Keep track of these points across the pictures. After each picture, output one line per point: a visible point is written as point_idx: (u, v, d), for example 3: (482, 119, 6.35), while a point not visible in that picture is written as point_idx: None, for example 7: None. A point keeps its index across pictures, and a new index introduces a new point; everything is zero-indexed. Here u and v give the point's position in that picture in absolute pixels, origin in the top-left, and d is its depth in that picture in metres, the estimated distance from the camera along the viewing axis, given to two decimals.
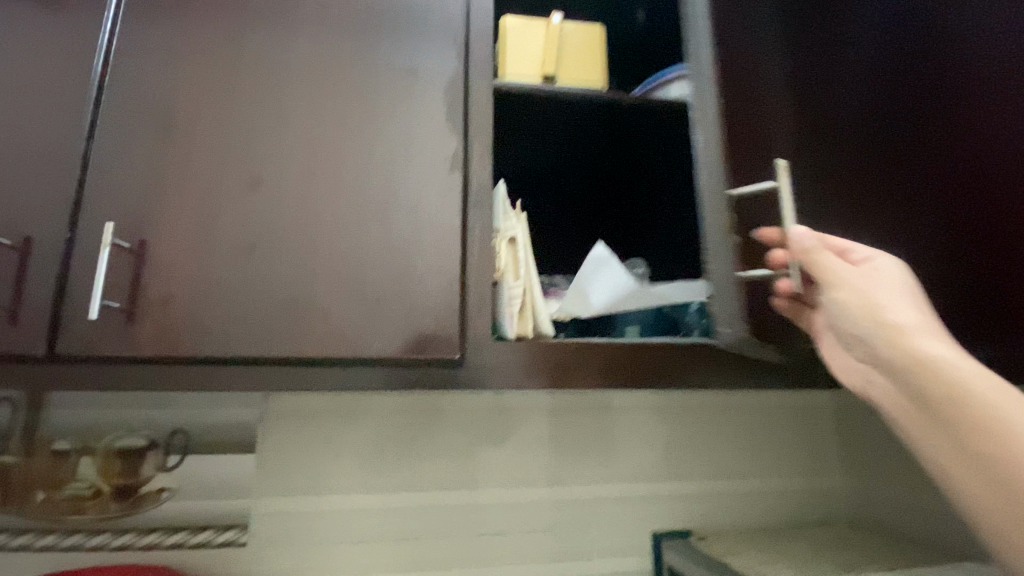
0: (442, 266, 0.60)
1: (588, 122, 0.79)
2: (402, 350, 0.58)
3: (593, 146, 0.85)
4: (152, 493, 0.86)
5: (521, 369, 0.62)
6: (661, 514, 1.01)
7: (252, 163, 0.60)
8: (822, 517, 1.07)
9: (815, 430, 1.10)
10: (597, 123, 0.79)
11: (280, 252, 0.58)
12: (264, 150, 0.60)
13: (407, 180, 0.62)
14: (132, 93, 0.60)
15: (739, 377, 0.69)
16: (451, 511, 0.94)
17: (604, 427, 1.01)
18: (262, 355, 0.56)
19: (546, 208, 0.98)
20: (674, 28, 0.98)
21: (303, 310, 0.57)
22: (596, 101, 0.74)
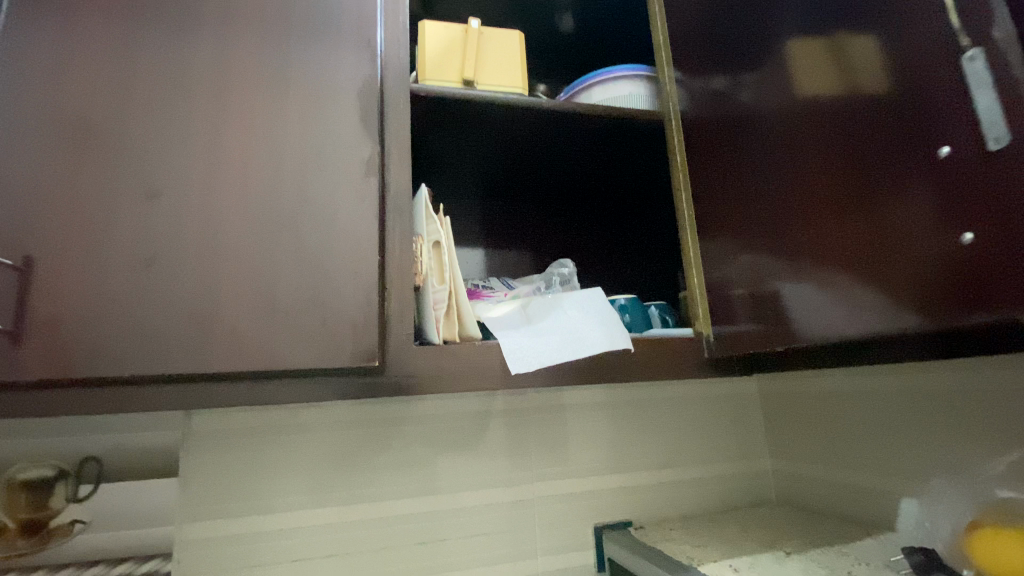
0: (359, 273, 0.60)
1: (509, 130, 0.80)
2: (320, 360, 0.57)
3: (527, 153, 0.87)
4: (63, 525, 0.80)
5: (445, 372, 0.63)
6: (603, 507, 1.03)
7: (152, 170, 0.57)
8: (753, 498, 1.13)
9: (742, 415, 1.16)
10: (527, 131, 0.81)
11: (184, 266, 0.55)
12: (165, 157, 0.58)
13: (321, 186, 0.61)
14: (11, 99, 0.56)
15: (657, 370, 0.72)
16: (393, 521, 0.92)
17: (543, 425, 1.03)
18: (168, 372, 0.53)
19: (483, 211, 0.99)
20: (593, 35, 1.02)
21: (211, 325, 0.55)
22: (515, 107, 0.75)
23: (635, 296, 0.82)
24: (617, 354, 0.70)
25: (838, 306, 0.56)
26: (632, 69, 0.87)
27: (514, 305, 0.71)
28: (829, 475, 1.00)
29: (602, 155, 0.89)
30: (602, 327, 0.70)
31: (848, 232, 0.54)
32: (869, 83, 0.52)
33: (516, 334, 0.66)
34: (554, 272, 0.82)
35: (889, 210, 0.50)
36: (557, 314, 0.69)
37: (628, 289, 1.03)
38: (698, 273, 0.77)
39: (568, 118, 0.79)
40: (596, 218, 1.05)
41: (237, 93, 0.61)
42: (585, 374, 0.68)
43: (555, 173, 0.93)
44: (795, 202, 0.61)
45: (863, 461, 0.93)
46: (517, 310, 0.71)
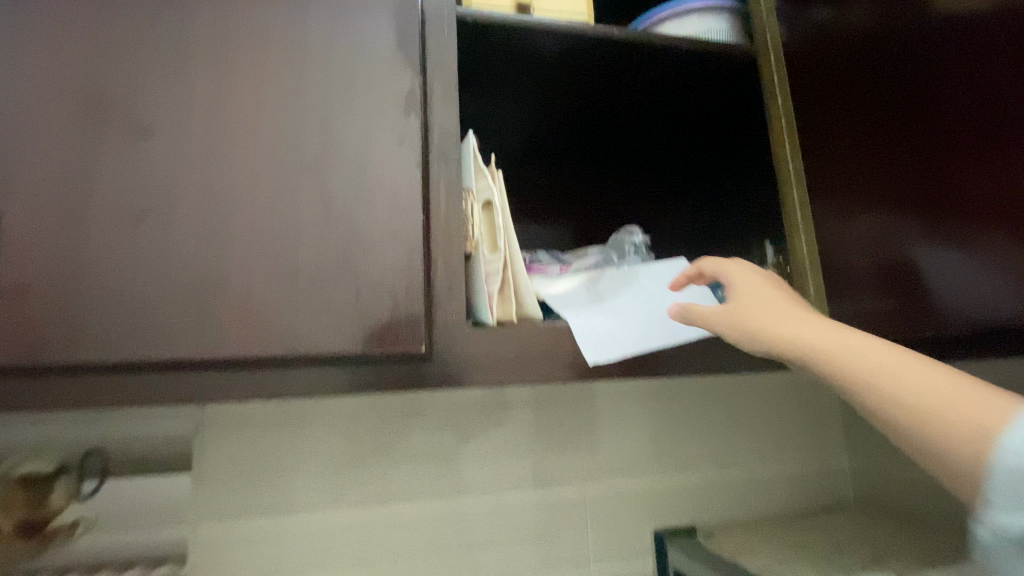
0: (398, 235, 0.48)
1: (577, 70, 0.68)
2: (352, 344, 0.45)
3: (594, 101, 0.74)
4: (64, 526, 0.71)
5: (504, 359, 0.51)
6: (662, 509, 0.92)
7: (142, 106, 0.46)
8: (829, 501, 1.00)
9: (816, 408, 1.04)
10: (596, 69, 0.68)
11: (186, 226, 0.44)
12: (157, 90, 0.46)
13: (350, 127, 0.49)
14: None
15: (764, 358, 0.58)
16: (431, 524, 0.82)
17: (596, 417, 0.92)
18: (168, 358, 0.43)
19: (529, 172, 0.85)
20: None
21: (218, 298, 0.44)
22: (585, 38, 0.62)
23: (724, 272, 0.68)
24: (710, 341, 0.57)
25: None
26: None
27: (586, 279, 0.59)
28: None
29: (676, 101, 0.75)
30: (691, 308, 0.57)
31: None
32: None
33: (590, 314, 0.55)
34: (625, 242, 0.69)
35: None
36: (638, 291, 0.57)
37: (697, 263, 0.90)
38: (805, 240, 0.63)
39: (650, 52, 0.65)
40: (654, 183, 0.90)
41: (245, 12, 0.49)
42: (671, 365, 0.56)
43: (620, 127, 0.80)
44: (965, 153, 0.51)
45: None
46: (585, 286, 0.59)
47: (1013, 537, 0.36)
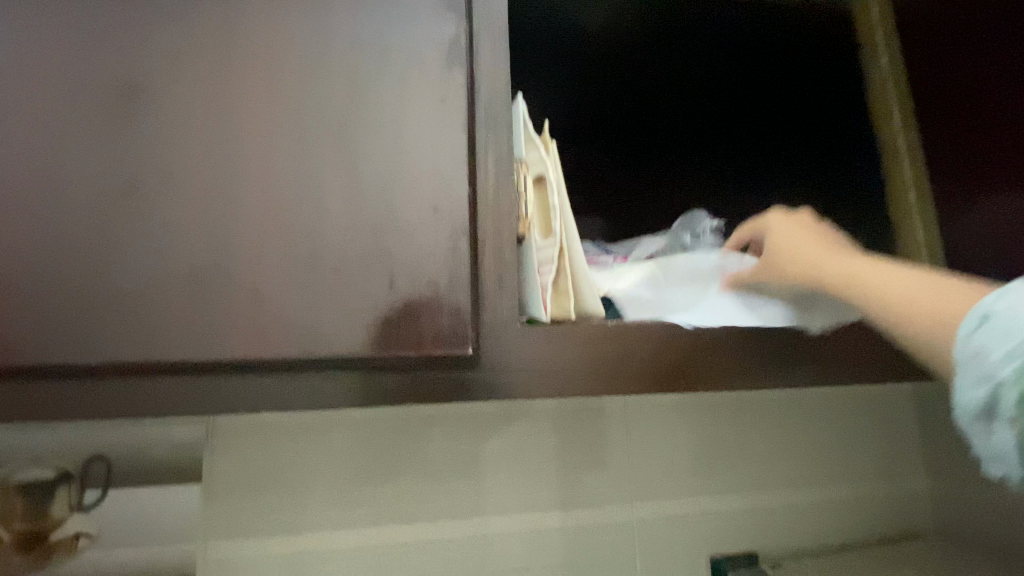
0: (439, 213, 0.39)
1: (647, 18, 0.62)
2: (383, 346, 0.37)
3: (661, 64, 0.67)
4: (65, 539, 0.64)
5: (563, 366, 0.42)
6: (718, 533, 0.82)
7: (133, 55, 0.38)
8: (906, 527, 0.89)
9: (891, 421, 0.92)
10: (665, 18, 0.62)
11: (183, 199, 0.36)
12: (150, 36, 0.38)
13: (380, 80, 0.40)
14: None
15: (875, 366, 0.49)
16: (463, 544, 0.75)
17: (645, 430, 0.82)
18: (161, 361, 0.35)
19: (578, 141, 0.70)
20: None
21: (222, 287, 0.36)
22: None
23: None
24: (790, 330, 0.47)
25: None
26: None
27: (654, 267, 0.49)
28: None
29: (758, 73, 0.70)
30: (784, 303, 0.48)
31: None
32: None
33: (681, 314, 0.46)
34: (690, 228, 0.60)
35: None
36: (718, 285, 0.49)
37: None
38: (921, 227, 0.59)
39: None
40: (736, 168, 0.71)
41: None
42: (745, 363, 0.46)
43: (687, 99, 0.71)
44: None
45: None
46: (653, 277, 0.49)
47: (972, 413, 0.33)
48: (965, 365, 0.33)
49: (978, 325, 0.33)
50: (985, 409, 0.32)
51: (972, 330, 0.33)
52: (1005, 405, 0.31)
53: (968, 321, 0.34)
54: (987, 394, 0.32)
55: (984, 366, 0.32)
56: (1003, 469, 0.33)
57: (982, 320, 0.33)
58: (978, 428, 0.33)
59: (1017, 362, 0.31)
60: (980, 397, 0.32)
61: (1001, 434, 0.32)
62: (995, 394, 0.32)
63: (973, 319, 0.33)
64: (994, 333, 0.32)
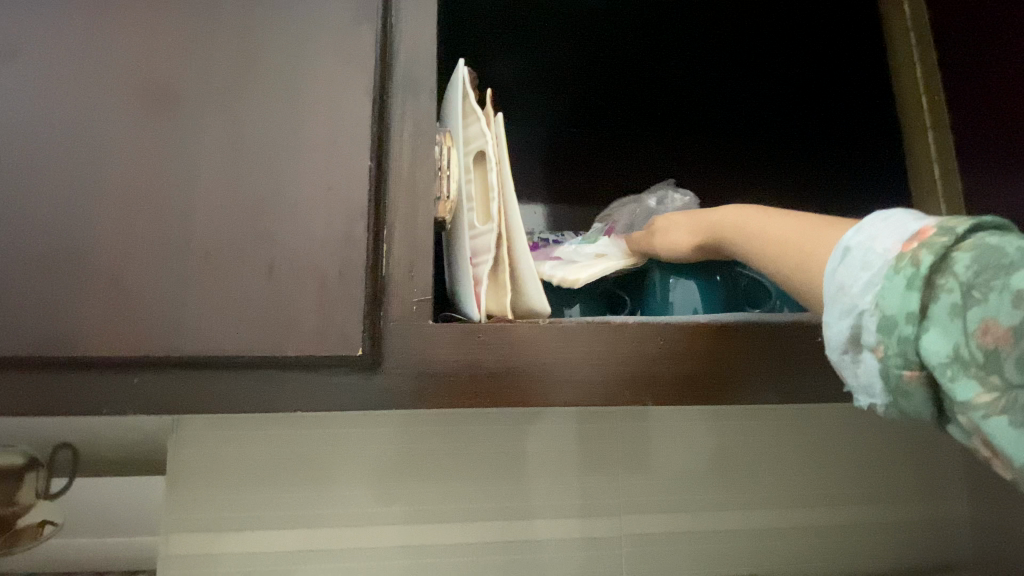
0: (333, 193, 0.34)
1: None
2: (262, 344, 0.32)
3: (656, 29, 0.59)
4: (31, 527, 0.65)
5: (484, 368, 0.36)
6: (720, 554, 0.74)
7: None
8: (942, 556, 0.78)
9: (928, 436, 0.81)
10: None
11: (40, 174, 0.32)
12: None
13: (274, 42, 0.35)
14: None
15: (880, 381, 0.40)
16: (430, 555, 0.69)
17: (640, 436, 0.74)
18: (11, 356, 0.31)
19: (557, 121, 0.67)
20: None
21: (80, 276, 0.32)
22: None
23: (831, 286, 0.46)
24: (782, 331, 0.39)
25: None
26: None
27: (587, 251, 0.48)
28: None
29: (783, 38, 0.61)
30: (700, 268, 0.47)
31: None
32: None
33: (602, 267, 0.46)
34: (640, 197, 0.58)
35: None
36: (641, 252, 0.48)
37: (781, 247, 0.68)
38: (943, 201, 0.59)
39: None
40: (704, 143, 0.69)
41: None
42: (725, 368, 0.39)
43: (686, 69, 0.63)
44: None
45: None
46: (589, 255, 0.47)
47: (838, 347, 0.29)
48: (828, 299, 0.29)
49: (838, 259, 0.29)
50: (850, 341, 0.28)
51: (834, 265, 0.29)
52: (867, 334, 0.27)
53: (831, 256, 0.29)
54: (851, 327, 0.28)
55: (847, 298, 0.28)
56: (869, 397, 0.29)
57: (843, 254, 0.29)
58: (847, 360, 0.29)
59: (874, 291, 0.27)
60: (845, 330, 0.28)
61: (869, 365, 0.28)
62: (859, 326, 0.28)
63: (833, 254, 0.29)
64: (856, 266, 0.28)
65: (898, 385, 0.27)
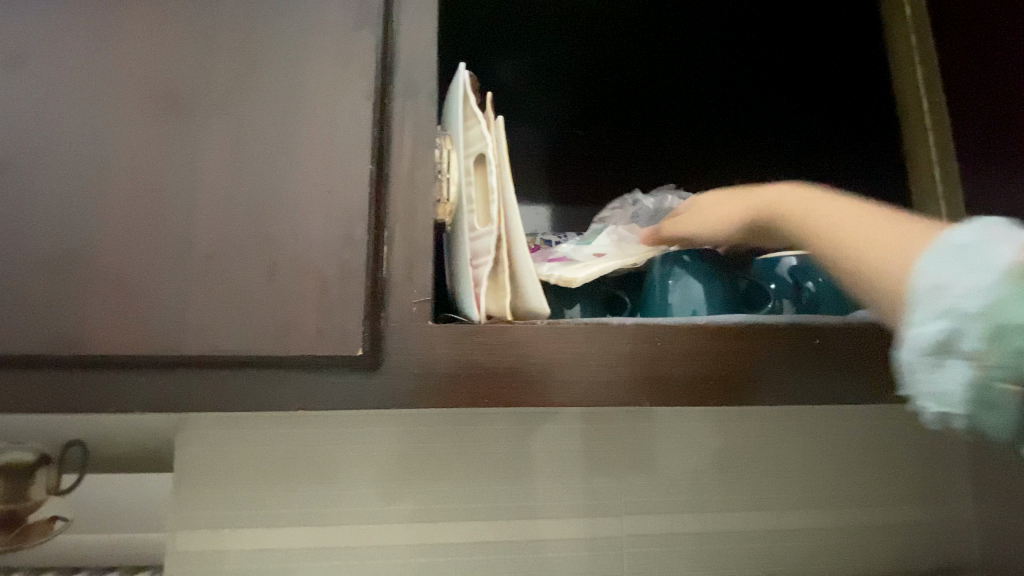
0: (335, 197, 0.34)
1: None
2: (264, 343, 0.33)
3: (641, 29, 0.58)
4: (42, 522, 0.66)
5: (483, 369, 0.36)
6: (722, 554, 0.74)
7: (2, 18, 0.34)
8: (946, 558, 0.78)
9: (933, 438, 0.80)
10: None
11: (49, 178, 0.33)
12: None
13: (278, 48, 0.35)
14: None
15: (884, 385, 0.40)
16: (433, 553, 0.69)
17: (643, 436, 0.75)
18: (21, 355, 0.32)
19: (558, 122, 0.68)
20: None
21: (87, 277, 0.32)
22: None
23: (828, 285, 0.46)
24: (782, 334, 0.40)
25: None
26: None
27: (587, 256, 0.47)
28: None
29: (782, 39, 0.61)
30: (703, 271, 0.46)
31: None
32: None
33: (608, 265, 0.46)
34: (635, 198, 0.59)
35: None
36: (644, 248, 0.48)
37: None
38: (944, 201, 0.56)
39: None
40: (706, 146, 0.70)
41: None
42: (722, 368, 0.39)
43: (678, 73, 0.63)
44: None
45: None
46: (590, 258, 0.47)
47: (924, 347, 0.26)
48: (919, 296, 0.26)
49: (945, 254, 0.26)
50: (941, 343, 0.25)
51: (940, 260, 0.26)
52: (968, 340, 0.25)
53: (930, 249, 0.27)
54: (947, 328, 0.25)
55: (950, 297, 0.25)
56: (939, 407, 0.26)
57: (950, 249, 0.26)
58: (924, 363, 0.26)
59: (987, 293, 0.24)
60: (939, 330, 0.25)
61: (955, 372, 0.25)
62: (957, 328, 0.25)
63: (935, 249, 0.27)
64: (968, 264, 0.25)
65: (986, 397, 0.25)
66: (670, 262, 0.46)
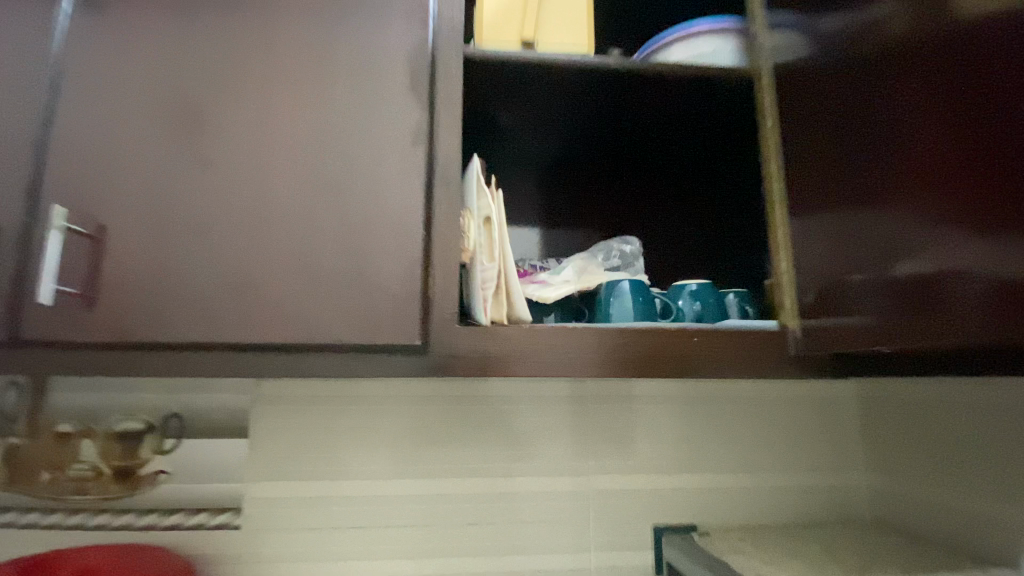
0: (402, 250, 0.57)
1: (576, 113, 0.79)
2: (358, 337, 0.55)
3: (592, 128, 0.83)
4: (149, 475, 0.88)
5: (489, 354, 0.58)
6: (666, 507, 0.95)
7: (206, 141, 0.57)
8: (844, 514, 0.99)
9: (838, 421, 1.01)
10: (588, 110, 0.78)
11: (229, 236, 0.55)
12: (219, 126, 0.57)
13: (366, 157, 0.58)
14: (85, 61, 0.58)
15: (736, 366, 0.64)
16: (444, 500, 0.91)
17: (607, 415, 0.96)
18: (217, 342, 0.54)
19: (541, 176, 0.92)
20: None
21: (255, 297, 0.55)
22: (573, 93, 0.74)
23: (710, 300, 0.71)
24: (676, 334, 0.62)
25: (869, 320, 0.54)
26: (716, 21, 0.77)
27: (559, 277, 0.70)
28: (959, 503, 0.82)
29: (697, 134, 0.83)
30: (635, 293, 0.68)
31: (859, 241, 0.55)
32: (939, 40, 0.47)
33: (571, 287, 0.69)
34: (593, 251, 0.77)
35: (884, 221, 0.52)
36: (597, 274, 0.71)
37: (702, 270, 0.92)
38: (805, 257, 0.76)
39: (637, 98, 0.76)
40: (651, 193, 0.93)
41: (287, 60, 0.59)
42: (636, 355, 0.61)
43: (626, 150, 0.87)
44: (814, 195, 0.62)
45: (1009, 490, 0.76)
46: (560, 280, 0.70)
47: None
48: None
49: None
50: None
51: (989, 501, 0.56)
52: None
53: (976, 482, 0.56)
54: None
55: None
56: None
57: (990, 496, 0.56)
58: None
59: None
60: None
61: None
62: None
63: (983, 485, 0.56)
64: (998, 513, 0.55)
65: None
66: (611, 286, 0.68)
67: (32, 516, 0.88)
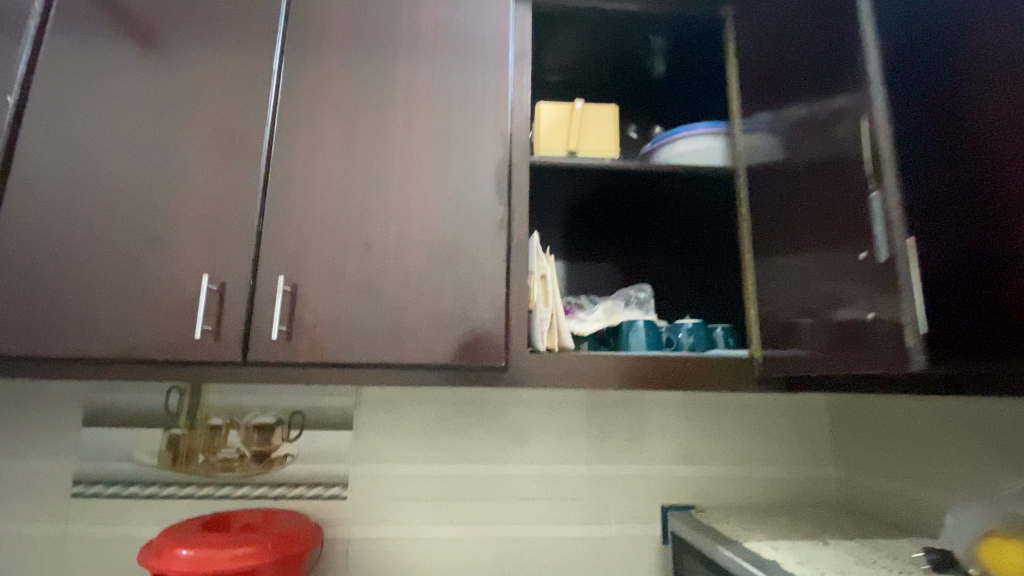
0: (491, 301, 0.85)
1: (598, 195, 1.09)
2: (464, 359, 0.83)
3: (610, 204, 1.12)
4: (280, 457, 1.17)
5: (547, 371, 0.86)
6: (671, 490, 1.22)
7: (362, 228, 0.86)
8: (815, 499, 1.24)
9: (810, 424, 1.27)
10: (607, 194, 1.08)
11: (380, 292, 0.84)
12: (370, 217, 0.86)
13: (468, 239, 0.87)
14: (282, 174, 0.87)
15: (717, 381, 0.91)
16: (500, 480, 1.19)
17: (625, 417, 1.23)
18: (372, 362, 0.83)
19: (574, 233, 1.22)
20: (687, 76, 1.27)
21: (397, 333, 0.83)
22: (596, 184, 1.04)
23: (701, 334, 0.98)
24: (675, 358, 0.90)
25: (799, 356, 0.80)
26: (710, 126, 1.05)
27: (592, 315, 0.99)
28: (896, 488, 1.07)
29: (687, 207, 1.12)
30: (647, 328, 0.95)
31: (793, 303, 0.82)
32: (823, 187, 0.74)
33: (600, 322, 0.97)
34: (617, 295, 1.05)
35: (805, 293, 0.79)
36: (619, 313, 0.99)
37: (696, 305, 1.20)
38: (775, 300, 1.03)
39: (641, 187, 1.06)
40: (657, 246, 1.23)
41: (413, 173, 0.88)
42: (648, 373, 0.89)
43: (636, 217, 1.17)
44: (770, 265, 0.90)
45: (927, 479, 1.00)
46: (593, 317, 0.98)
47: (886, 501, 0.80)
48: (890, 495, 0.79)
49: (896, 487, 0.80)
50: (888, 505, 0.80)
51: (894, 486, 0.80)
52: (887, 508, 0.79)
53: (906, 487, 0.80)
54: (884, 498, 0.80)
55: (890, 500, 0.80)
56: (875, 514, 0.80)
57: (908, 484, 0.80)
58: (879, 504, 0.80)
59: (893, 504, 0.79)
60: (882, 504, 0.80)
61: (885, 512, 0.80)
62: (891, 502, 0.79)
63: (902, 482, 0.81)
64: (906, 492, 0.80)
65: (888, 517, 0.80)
66: (629, 323, 0.96)
67: (190, 488, 1.16)
